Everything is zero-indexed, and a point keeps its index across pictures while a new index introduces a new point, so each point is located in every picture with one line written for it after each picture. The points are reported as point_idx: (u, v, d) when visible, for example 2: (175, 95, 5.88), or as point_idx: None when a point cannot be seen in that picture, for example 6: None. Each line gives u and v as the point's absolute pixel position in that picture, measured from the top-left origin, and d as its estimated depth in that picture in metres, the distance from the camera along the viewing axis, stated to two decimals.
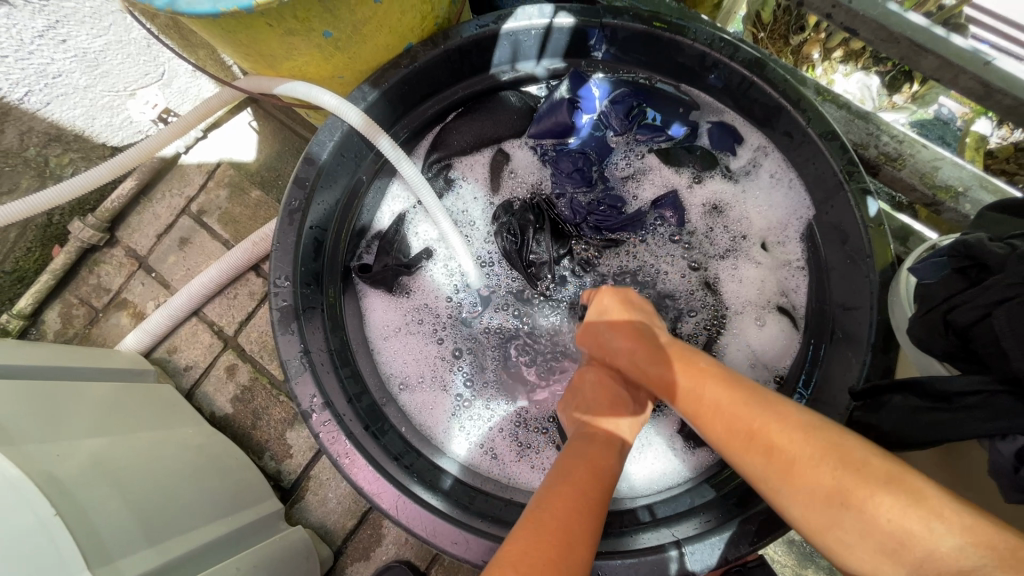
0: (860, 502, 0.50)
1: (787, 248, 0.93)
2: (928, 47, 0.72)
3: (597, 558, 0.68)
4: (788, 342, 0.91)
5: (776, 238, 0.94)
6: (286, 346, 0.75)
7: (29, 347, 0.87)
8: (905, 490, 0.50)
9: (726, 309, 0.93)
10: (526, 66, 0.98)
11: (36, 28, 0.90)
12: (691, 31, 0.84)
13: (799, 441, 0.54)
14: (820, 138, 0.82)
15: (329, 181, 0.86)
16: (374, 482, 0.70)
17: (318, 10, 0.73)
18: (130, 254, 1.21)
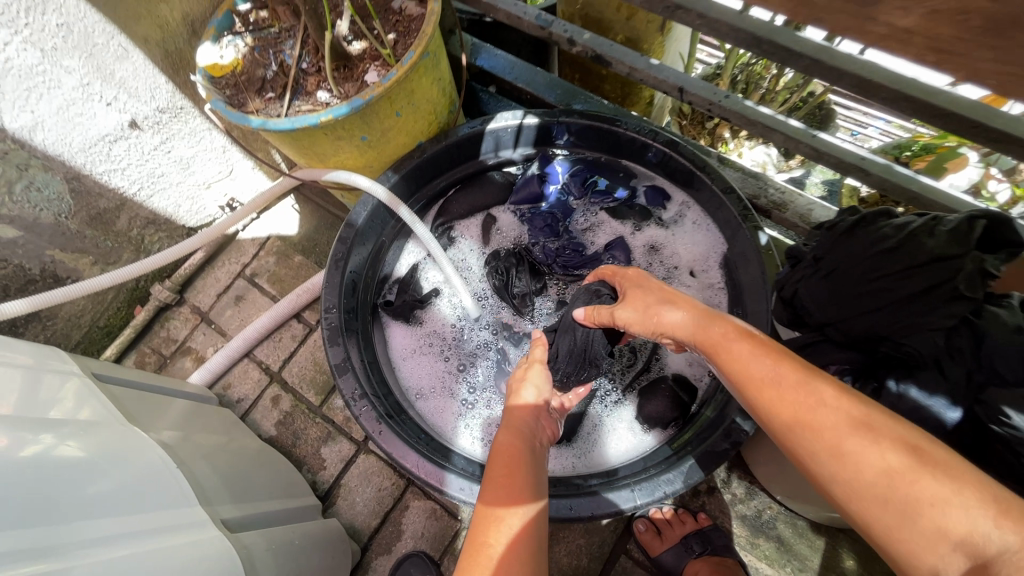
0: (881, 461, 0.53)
1: (710, 274, 1.22)
2: (776, 128, 1.05)
3: (568, 498, 0.90)
4: None
5: (701, 267, 1.23)
6: (334, 353, 1.02)
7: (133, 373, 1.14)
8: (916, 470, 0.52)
9: None
10: (506, 152, 1.33)
11: (153, 143, 1.27)
12: (621, 123, 1.19)
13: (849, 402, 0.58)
14: (722, 192, 1.13)
15: (364, 238, 1.17)
16: (399, 448, 0.94)
17: (359, 123, 1.09)
18: (195, 310, 1.50)
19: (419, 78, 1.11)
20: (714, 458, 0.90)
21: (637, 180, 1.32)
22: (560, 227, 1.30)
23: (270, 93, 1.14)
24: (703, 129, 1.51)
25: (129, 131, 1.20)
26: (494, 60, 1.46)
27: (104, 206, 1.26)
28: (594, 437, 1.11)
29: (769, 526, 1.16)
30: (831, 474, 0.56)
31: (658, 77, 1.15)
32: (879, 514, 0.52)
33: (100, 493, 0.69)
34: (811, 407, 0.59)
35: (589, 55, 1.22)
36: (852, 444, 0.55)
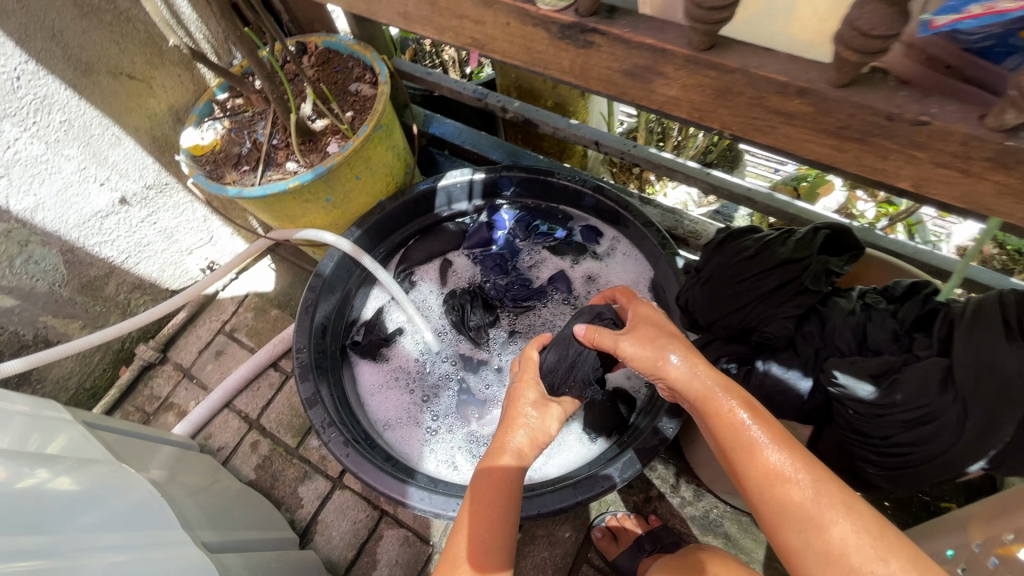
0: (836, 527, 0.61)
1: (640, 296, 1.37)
2: (676, 169, 1.25)
3: None
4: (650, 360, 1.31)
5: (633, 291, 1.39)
6: (304, 388, 1.14)
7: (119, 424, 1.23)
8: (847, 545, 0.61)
9: None
10: (458, 205, 1.51)
11: (141, 216, 1.42)
12: (554, 173, 1.41)
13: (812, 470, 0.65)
14: (642, 225, 1.33)
15: (331, 285, 1.32)
16: (362, 466, 1.05)
17: (324, 186, 1.27)
18: (177, 367, 1.60)
19: (374, 147, 1.30)
20: (644, 452, 1.02)
21: (573, 220, 1.50)
22: (508, 266, 1.46)
23: (245, 166, 1.31)
24: (632, 175, 1.72)
25: (120, 207, 1.36)
26: (444, 127, 1.68)
27: (94, 274, 1.39)
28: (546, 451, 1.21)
29: (716, 524, 1.25)
30: (798, 547, 0.63)
31: (577, 134, 1.35)
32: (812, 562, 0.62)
33: (87, 525, 0.76)
34: (792, 480, 0.65)
35: (520, 120, 1.43)
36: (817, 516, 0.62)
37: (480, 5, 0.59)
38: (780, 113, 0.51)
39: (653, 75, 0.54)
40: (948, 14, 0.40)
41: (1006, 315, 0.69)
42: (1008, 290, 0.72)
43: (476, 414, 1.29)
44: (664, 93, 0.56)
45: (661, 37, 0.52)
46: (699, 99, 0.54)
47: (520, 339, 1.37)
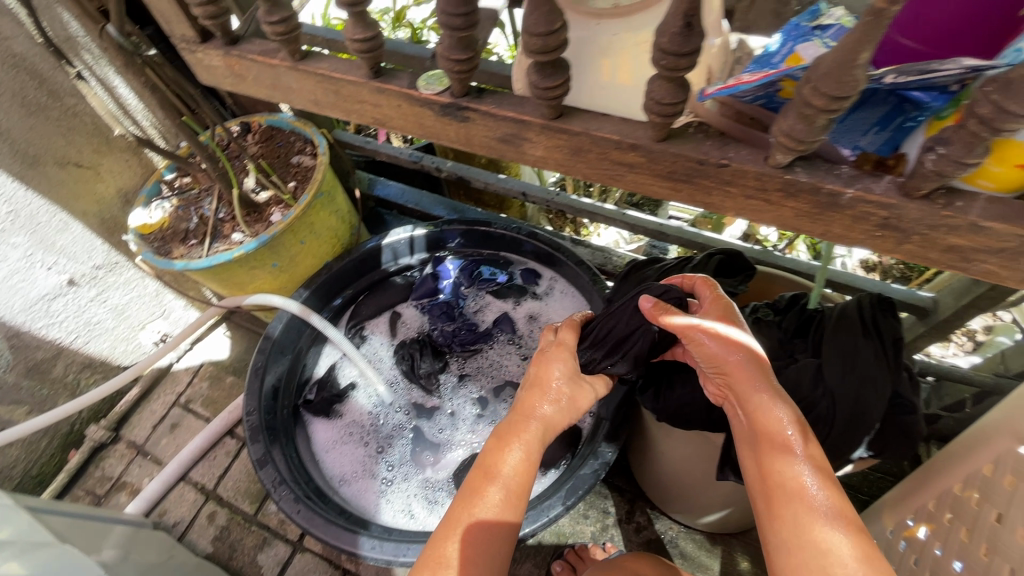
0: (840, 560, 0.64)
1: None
2: (596, 211, 1.37)
3: None
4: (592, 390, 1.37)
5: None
6: (255, 451, 1.16)
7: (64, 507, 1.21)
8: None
9: None
10: (404, 259, 1.59)
11: (90, 295, 1.45)
12: (490, 223, 1.52)
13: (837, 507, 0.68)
14: (574, 264, 1.43)
15: (281, 346, 1.36)
16: (312, 521, 1.08)
17: (269, 253, 1.33)
18: (130, 445, 1.58)
19: (316, 213, 1.39)
20: (584, 479, 1.06)
21: (514, 265, 1.60)
22: (454, 313, 1.53)
23: (192, 240, 1.37)
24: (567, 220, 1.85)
25: (68, 288, 1.39)
26: (388, 188, 1.79)
27: (42, 356, 1.40)
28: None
29: (672, 545, 1.29)
30: (793, 557, 0.67)
31: (505, 187, 1.48)
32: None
33: None
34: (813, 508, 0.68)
35: (454, 177, 1.55)
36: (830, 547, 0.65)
37: (375, 91, 0.69)
38: (623, 164, 0.61)
39: (520, 140, 0.65)
40: (716, 87, 0.56)
41: (862, 316, 0.81)
42: (862, 294, 0.85)
43: (430, 460, 1.32)
44: (533, 154, 0.66)
45: (520, 111, 0.63)
46: (560, 157, 0.64)
47: (469, 382, 1.43)
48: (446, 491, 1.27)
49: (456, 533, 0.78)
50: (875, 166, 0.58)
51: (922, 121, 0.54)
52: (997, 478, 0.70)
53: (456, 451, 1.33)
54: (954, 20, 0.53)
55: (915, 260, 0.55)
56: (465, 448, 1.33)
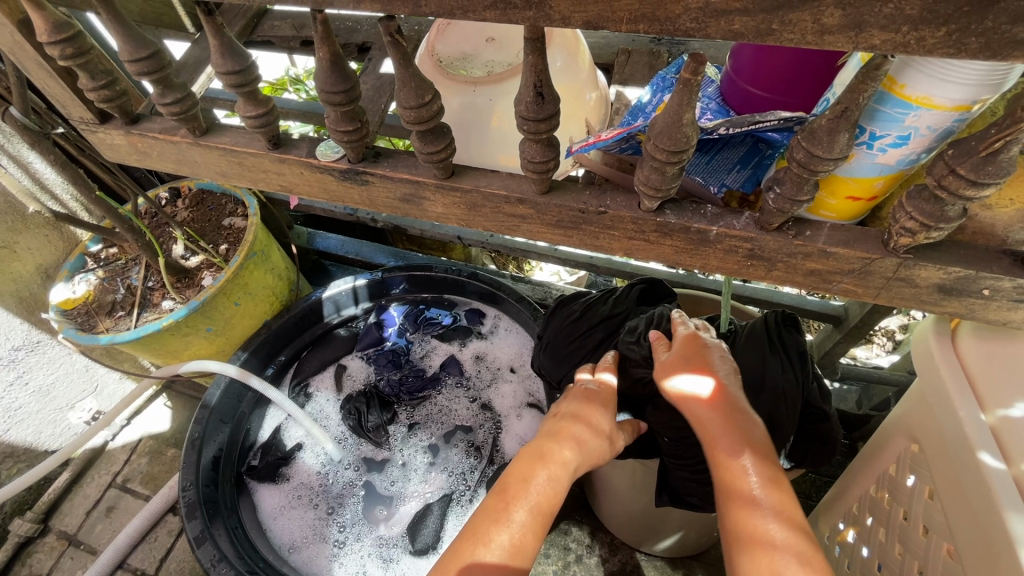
0: None
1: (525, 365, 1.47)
2: (528, 249, 1.41)
3: None
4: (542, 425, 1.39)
5: (518, 362, 1.48)
6: (192, 528, 1.11)
7: None
8: None
9: (500, 415, 1.40)
10: (347, 311, 1.59)
11: (9, 379, 1.38)
12: (431, 268, 1.57)
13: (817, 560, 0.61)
14: (514, 301, 1.47)
15: (219, 413, 1.32)
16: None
17: (201, 319, 1.31)
18: (61, 535, 1.48)
19: (251, 274, 1.37)
20: None
21: (457, 307, 1.61)
22: (401, 359, 1.52)
23: (120, 312, 1.34)
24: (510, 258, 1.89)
25: None
26: (329, 240, 1.80)
27: None
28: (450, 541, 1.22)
29: (635, 574, 1.28)
30: None
31: (441, 232, 1.50)
32: None
33: None
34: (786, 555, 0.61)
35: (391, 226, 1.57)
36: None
37: (277, 162, 0.71)
38: (515, 216, 0.65)
39: (420, 199, 0.68)
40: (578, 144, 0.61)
41: (770, 333, 0.86)
42: (768, 313, 0.91)
43: (382, 517, 1.28)
44: (434, 211, 0.69)
45: (414, 173, 0.66)
46: (459, 212, 0.67)
47: (419, 429, 1.41)
48: (399, 548, 1.23)
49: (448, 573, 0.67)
50: (740, 201, 0.65)
51: (776, 157, 0.62)
52: (901, 476, 0.74)
53: (408, 503, 1.29)
54: (785, 71, 0.59)
55: (784, 284, 0.60)
56: (417, 500, 1.29)
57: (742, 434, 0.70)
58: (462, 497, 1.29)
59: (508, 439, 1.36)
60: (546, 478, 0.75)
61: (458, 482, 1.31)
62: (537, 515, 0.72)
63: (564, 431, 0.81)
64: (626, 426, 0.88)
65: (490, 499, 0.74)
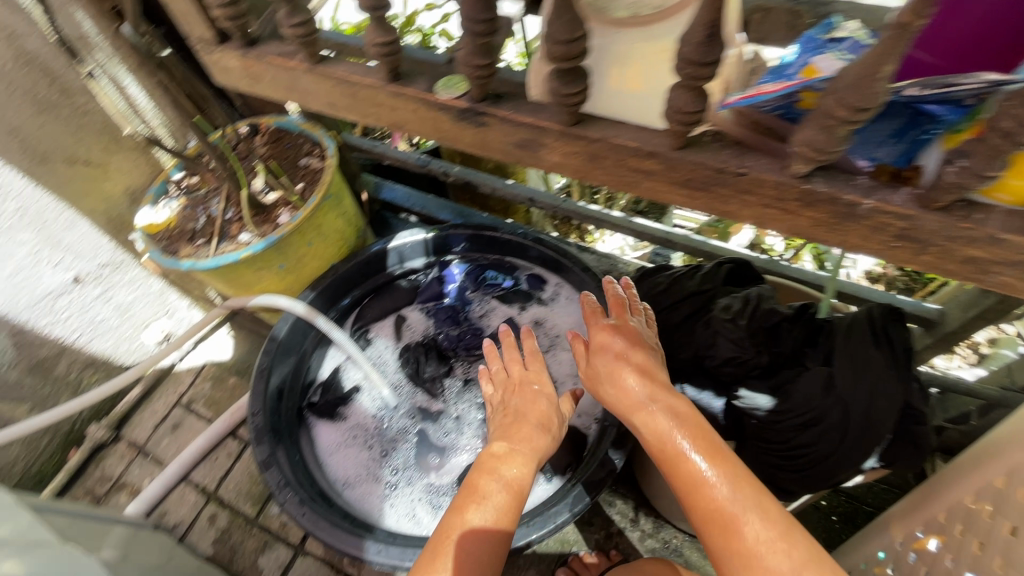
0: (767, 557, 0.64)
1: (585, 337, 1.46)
2: (603, 218, 1.38)
3: None
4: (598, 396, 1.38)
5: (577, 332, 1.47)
6: (260, 453, 1.15)
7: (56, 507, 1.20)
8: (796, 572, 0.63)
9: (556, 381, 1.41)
10: (410, 263, 1.59)
11: (94, 294, 1.45)
12: (497, 229, 1.51)
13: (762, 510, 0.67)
14: (580, 269, 1.43)
15: (286, 348, 1.36)
16: (316, 522, 1.08)
17: (275, 255, 1.33)
18: (131, 444, 1.57)
19: (324, 215, 1.38)
20: (592, 485, 1.06)
21: (519, 270, 1.60)
22: (460, 317, 1.54)
23: (199, 240, 1.37)
24: (573, 227, 1.84)
25: (73, 286, 1.39)
26: (395, 191, 1.78)
27: (45, 354, 1.39)
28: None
29: (677, 553, 1.28)
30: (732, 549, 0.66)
31: (512, 192, 1.47)
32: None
33: None
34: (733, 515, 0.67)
35: (461, 182, 1.55)
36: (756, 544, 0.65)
37: (393, 95, 0.70)
38: (640, 171, 0.62)
39: (537, 145, 0.65)
40: (736, 97, 0.56)
41: (873, 323, 0.81)
42: (873, 304, 0.85)
43: (435, 466, 1.30)
44: (550, 159, 0.67)
45: (538, 117, 0.63)
46: (577, 163, 0.65)
47: (474, 386, 1.43)
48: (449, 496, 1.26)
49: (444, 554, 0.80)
50: (891, 177, 0.57)
51: (937, 134, 0.53)
52: (1012, 489, 0.70)
53: (459, 454, 1.32)
54: (974, 33, 0.53)
55: (933, 271, 0.55)
56: (468, 453, 1.32)
57: (669, 408, 0.78)
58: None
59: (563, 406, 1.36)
60: (509, 473, 0.91)
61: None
62: (503, 508, 0.86)
63: (515, 430, 0.99)
64: (563, 399, 1.11)
65: (458, 502, 0.88)
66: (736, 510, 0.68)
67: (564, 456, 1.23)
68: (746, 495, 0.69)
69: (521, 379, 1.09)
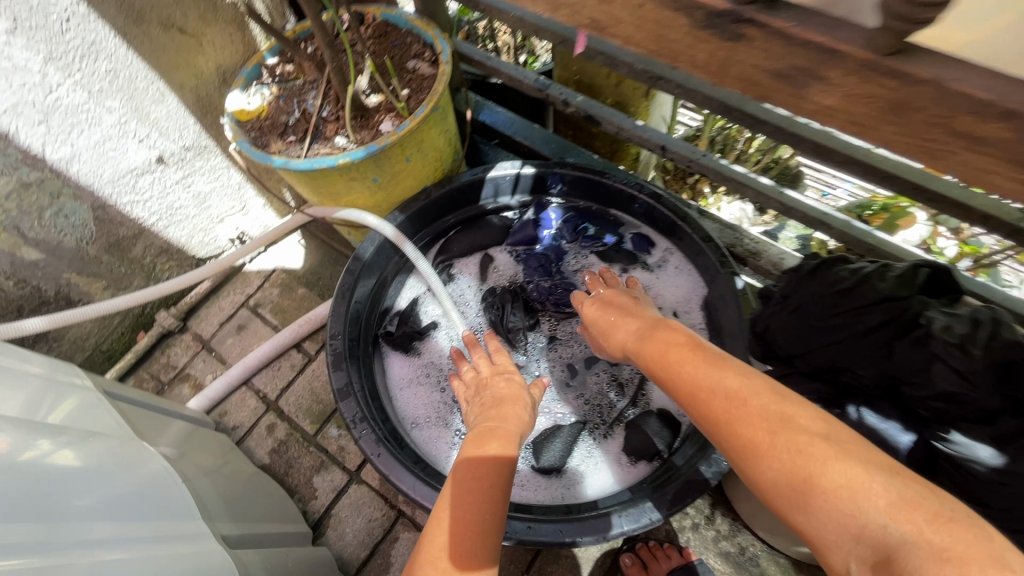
0: (786, 454, 0.59)
1: (687, 315, 1.33)
2: (747, 184, 1.18)
3: (546, 523, 0.95)
4: None
5: (681, 309, 1.34)
6: (338, 379, 1.08)
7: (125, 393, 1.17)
8: (822, 460, 0.56)
9: None
10: (505, 199, 1.44)
11: (175, 178, 1.36)
12: (610, 175, 1.32)
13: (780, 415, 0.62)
14: (700, 240, 1.25)
15: (370, 270, 1.25)
16: (394, 471, 0.99)
17: (371, 167, 1.19)
18: (197, 338, 1.55)
19: (428, 130, 1.22)
20: (697, 485, 0.95)
21: (624, 228, 1.44)
22: (553, 268, 1.40)
23: (291, 136, 1.24)
24: (685, 184, 1.66)
25: (155, 166, 1.30)
26: (496, 115, 1.61)
27: (123, 234, 1.33)
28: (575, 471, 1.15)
29: (752, 562, 1.19)
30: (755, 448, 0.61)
31: (642, 136, 1.27)
32: (784, 478, 0.58)
33: (89, 507, 0.69)
34: (751, 418, 0.63)
35: (581, 115, 1.35)
36: (782, 441, 0.59)
37: None
38: None
39: None
40: None
41: None
42: None
43: None
44: (822, 98, 0.51)
45: None
46: None
47: (561, 345, 1.30)
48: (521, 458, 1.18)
49: (441, 527, 0.74)
50: None
51: None
52: None
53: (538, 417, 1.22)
54: None
55: None
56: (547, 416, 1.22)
57: (686, 344, 0.77)
58: (597, 429, 1.19)
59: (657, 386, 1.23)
60: (498, 427, 0.87)
61: (594, 414, 1.21)
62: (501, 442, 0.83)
63: (498, 411, 0.91)
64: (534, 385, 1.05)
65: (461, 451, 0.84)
66: (760, 413, 0.63)
67: (655, 443, 1.12)
68: (765, 405, 0.63)
69: (490, 370, 1.02)
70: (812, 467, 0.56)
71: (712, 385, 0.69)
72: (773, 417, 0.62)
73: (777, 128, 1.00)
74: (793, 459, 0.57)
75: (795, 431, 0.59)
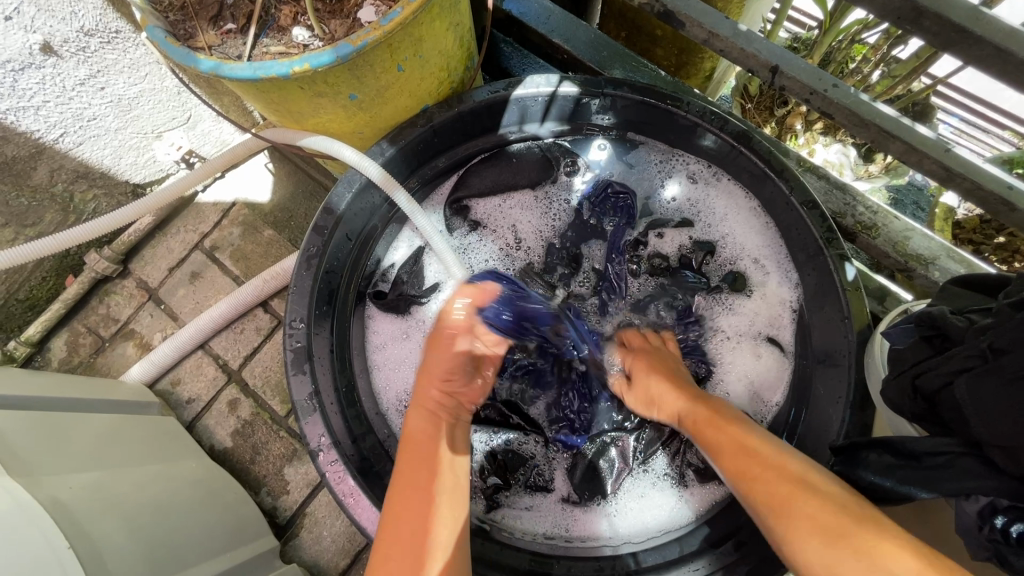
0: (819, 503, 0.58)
1: (761, 278, 0.99)
2: (896, 134, 0.80)
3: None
4: (779, 372, 0.95)
5: (755, 265, 1.00)
6: (298, 386, 0.81)
7: (27, 378, 0.90)
8: (865, 542, 0.54)
9: (718, 339, 0.98)
10: (531, 127, 1.05)
11: (79, 76, 0.97)
12: (685, 103, 0.94)
13: (790, 477, 0.62)
14: (802, 206, 0.89)
15: (348, 227, 0.92)
16: (378, 524, 0.76)
17: (346, 76, 0.80)
18: (142, 286, 1.25)
19: (431, 22, 0.82)
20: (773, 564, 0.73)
21: (683, 170, 1.05)
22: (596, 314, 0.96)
23: (229, 24, 0.83)
24: (771, 117, 1.25)
25: (42, 58, 0.90)
26: (524, 4, 1.16)
27: (13, 155, 0.98)
28: (630, 502, 0.90)
29: None
30: (793, 526, 0.58)
31: (745, 50, 0.87)
32: (817, 536, 0.56)
33: None
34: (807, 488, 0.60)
35: (654, 10, 0.93)
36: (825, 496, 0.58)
37: None
38: None
39: None
40: None
41: None
42: None
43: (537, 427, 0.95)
44: None
45: None
46: None
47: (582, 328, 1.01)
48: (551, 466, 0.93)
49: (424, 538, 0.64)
50: None
51: None
52: None
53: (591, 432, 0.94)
54: None
55: None
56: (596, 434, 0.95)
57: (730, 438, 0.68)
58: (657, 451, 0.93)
59: (729, 380, 0.96)
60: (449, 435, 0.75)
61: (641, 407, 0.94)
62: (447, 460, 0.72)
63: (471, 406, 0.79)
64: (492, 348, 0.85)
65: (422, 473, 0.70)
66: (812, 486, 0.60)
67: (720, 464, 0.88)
68: (778, 464, 0.63)
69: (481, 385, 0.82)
70: (860, 533, 0.54)
71: (762, 467, 0.64)
72: (783, 492, 0.60)
73: (996, 51, 0.61)
74: (814, 524, 0.56)
75: (830, 509, 0.57)
